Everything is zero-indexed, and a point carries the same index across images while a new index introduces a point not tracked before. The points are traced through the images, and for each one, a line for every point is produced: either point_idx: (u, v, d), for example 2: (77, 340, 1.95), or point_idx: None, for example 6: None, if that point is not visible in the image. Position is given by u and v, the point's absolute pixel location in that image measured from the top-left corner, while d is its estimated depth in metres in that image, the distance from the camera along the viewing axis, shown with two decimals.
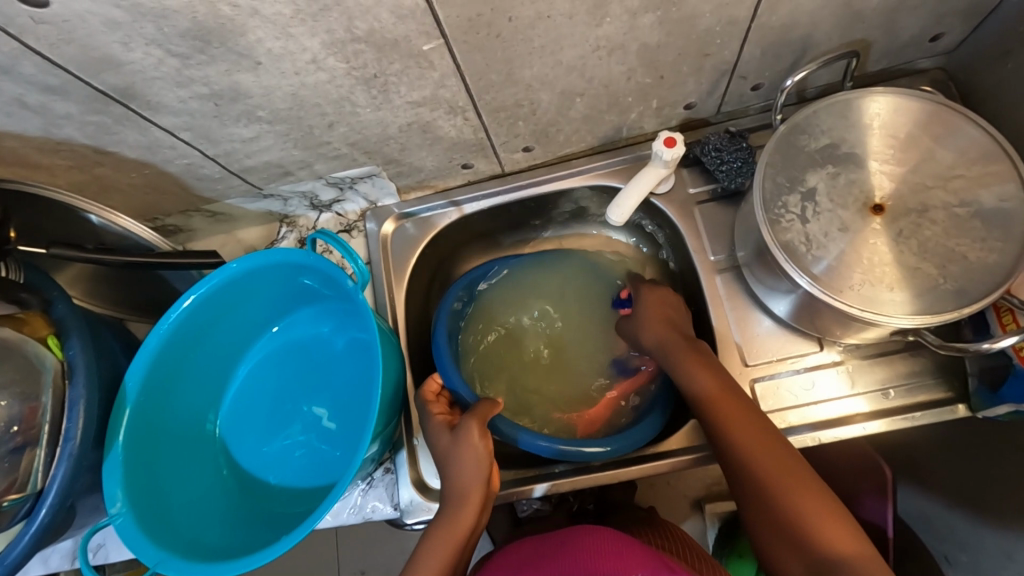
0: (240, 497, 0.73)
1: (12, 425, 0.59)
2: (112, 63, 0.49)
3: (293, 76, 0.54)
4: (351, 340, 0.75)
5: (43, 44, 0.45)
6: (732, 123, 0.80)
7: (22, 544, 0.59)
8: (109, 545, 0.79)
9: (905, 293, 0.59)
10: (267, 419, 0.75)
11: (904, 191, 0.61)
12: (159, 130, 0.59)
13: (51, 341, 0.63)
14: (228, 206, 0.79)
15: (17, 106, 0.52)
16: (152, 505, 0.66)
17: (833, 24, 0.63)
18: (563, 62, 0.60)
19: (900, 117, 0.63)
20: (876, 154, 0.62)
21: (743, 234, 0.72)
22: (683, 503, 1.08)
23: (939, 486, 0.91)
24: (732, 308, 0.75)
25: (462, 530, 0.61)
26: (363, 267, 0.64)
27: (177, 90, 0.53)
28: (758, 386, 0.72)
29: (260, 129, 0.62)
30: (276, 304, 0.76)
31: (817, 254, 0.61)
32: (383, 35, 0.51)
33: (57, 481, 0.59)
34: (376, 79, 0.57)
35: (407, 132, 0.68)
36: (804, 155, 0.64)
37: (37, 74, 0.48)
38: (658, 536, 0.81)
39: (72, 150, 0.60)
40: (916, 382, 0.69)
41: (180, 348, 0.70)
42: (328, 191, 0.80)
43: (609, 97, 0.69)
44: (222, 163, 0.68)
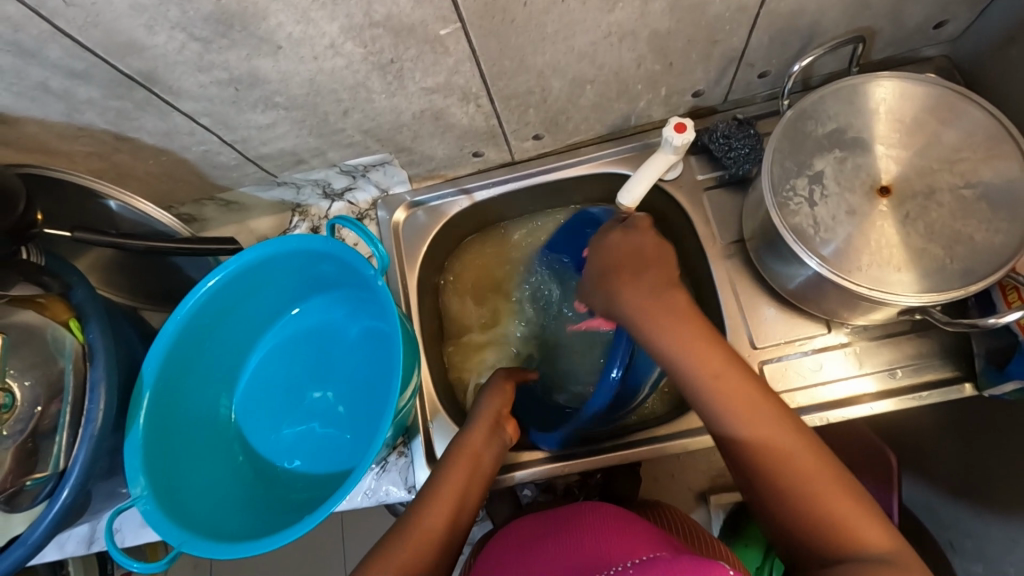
0: (256, 483, 0.74)
1: (35, 406, 0.61)
2: (136, 47, 0.50)
3: (311, 61, 0.55)
4: (365, 327, 0.76)
5: (71, 27, 0.46)
6: (739, 111, 0.81)
7: (44, 524, 0.59)
8: (127, 530, 0.80)
9: (912, 273, 0.60)
10: (282, 405, 0.76)
11: (910, 173, 0.62)
12: (179, 117, 0.60)
13: (73, 325, 0.63)
14: (242, 194, 0.80)
15: (41, 91, 0.53)
16: (170, 489, 0.66)
17: (840, 11, 0.64)
18: (574, 48, 0.61)
19: (906, 102, 0.64)
20: (882, 138, 0.63)
21: (750, 220, 0.73)
22: (688, 496, 1.09)
23: (943, 471, 0.92)
24: (741, 292, 0.76)
25: (461, 480, 0.61)
26: (382, 251, 0.65)
27: (197, 74, 0.54)
28: (767, 368, 0.73)
29: (276, 115, 0.63)
30: (291, 292, 0.77)
31: (825, 236, 0.62)
32: (401, 20, 0.52)
33: (79, 461, 0.60)
34: (393, 65, 0.58)
35: (420, 119, 0.69)
36: (812, 140, 0.65)
37: (63, 58, 0.49)
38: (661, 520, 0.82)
39: (92, 136, 0.61)
40: (923, 363, 0.70)
41: (198, 334, 0.71)
42: (341, 179, 0.81)
43: (619, 84, 0.70)
44: (238, 151, 0.69)
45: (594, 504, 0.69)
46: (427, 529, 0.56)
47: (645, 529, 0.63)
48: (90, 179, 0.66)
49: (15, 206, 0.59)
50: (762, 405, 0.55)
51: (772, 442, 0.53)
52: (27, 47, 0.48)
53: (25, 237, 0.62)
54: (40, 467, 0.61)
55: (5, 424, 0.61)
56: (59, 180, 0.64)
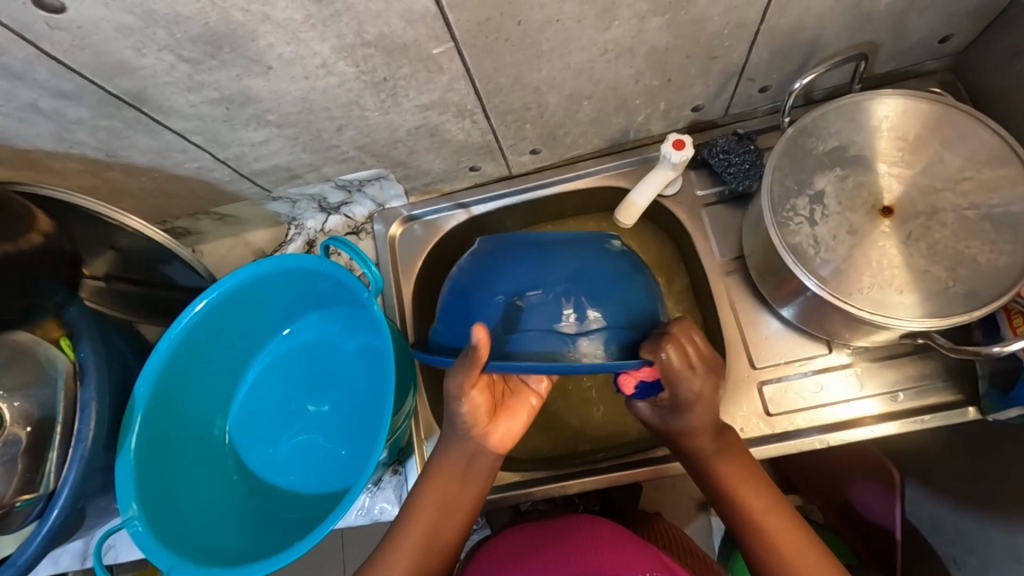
0: (250, 502, 0.74)
1: (26, 425, 0.61)
2: (125, 68, 0.49)
3: (303, 80, 0.55)
4: (361, 345, 0.75)
5: (58, 50, 0.46)
6: (740, 125, 0.79)
7: (34, 546, 0.59)
8: (121, 546, 0.79)
9: (914, 295, 0.59)
10: (277, 425, 0.76)
11: (913, 193, 0.61)
12: (171, 135, 0.60)
13: (64, 343, 0.64)
14: (238, 208, 0.79)
15: (29, 111, 0.52)
16: (161, 511, 0.66)
17: (841, 26, 0.63)
18: (571, 65, 0.61)
19: (910, 119, 0.63)
20: (885, 156, 0.62)
21: (751, 237, 0.72)
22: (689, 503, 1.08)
23: (948, 487, 0.90)
24: (741, 310, 0.75)
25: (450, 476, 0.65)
26: (376, 273, 0.63)
27: (188, 94, 0.54)
28: (767, 388, 0.72)
29: (270, 132, 0.63)
30: (285, 310, 0.76)
31: (826, 257, 0.61)
32: (393, 39, 0.51)
33: (69, 482, 0.60)
34: (386, 83, 0.58)
35: (415, 135, 0.69)
36: (813, 158, 0.64)
37: (51, 80, 0.49)
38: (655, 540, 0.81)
39: (83, 154, 0.61)
40: (925, 385, 0.69)
41: (190, 355, 0.70)
42: (337, 193, 0.80)
43: (617, 99, 0.69)
44: (232, 167, 0.68)
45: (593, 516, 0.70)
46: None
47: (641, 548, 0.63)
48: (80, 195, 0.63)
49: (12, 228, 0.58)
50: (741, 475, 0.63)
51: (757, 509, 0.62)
52: (13, 70, 0.47)
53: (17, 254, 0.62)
54: (25, 492, 0.60)
55: None
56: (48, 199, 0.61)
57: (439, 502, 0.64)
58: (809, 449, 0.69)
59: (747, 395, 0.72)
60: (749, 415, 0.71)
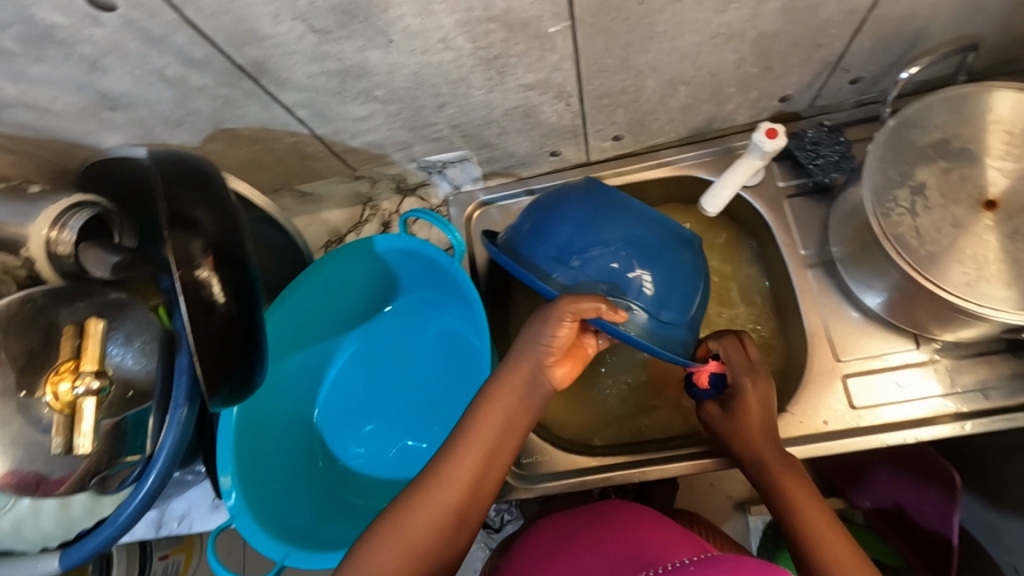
0: (341, 485, 0.76)
1: (128, 390, 0.60)
2: (257, 36, 0.50)
3: (420, 55, 0.55)
4: (441, 331, 0.78)
5: (201, 15, 0.46)
6: (825, 117, 0.79)
7: (131, 507, 0.60)
8: (194, 514, 0.81)
9: (1018, 290, 0.58)
10: (363, 411, 0.78)
11: (1021, 188, 0.60)
12: (280, 107, 0.61)
13: (160, 310, 0.64)
14: (321, 185, 0.80)
15: (155, 77, 0.53)
16: (259, 486, 0.67)
17: (952, 18, 0.62)
18: (678, 49, 0.61)
19: (1020, 113, 0.62)
20: (993, 150, 0.61)
21: (838, 227, 0.71)
22: (724, 503, 1.07)
23: (1011, 491, 0.89)
24: (824, 302, 0.74)
25: (495, 421, 0.54)
26: (458, 238, 0.67)
27: (308, 65, 0.54)
28: (850, 382, 0.71)
29: (373, 108, 0.63)
30: (369, 297, 0.78)
31: (929, 248, 0.60)
32: (518, 15, 0.52)
33: (166, 447, 0.59)
34: (497, 60, 0.58)
35: (510, 116, 0.69)
36: (915, 150, 0.63)
37: (185, 46, 0.50)
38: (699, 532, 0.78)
39: (192, 124, 0.62)
40: (1016, 384, 0.68)
41: (285, 342, 0.72)
42: (418, 174, 0.81)
43: (712, 86, 0.69)
44: (328, 143, 0.69)
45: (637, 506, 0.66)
46: (443, 497, 0.50)
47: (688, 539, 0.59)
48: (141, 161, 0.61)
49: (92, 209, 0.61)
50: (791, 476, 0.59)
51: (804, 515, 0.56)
52: (153, 34, 0.48)
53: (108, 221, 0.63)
54: (128, 453, 0.60)
55: (102, 407, 0.58)
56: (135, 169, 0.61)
57: (502, 424, 0.55)
58: (893, 443, 0.68)
59: (829, 388, 0.71)
60: (831, 407, 0.71)
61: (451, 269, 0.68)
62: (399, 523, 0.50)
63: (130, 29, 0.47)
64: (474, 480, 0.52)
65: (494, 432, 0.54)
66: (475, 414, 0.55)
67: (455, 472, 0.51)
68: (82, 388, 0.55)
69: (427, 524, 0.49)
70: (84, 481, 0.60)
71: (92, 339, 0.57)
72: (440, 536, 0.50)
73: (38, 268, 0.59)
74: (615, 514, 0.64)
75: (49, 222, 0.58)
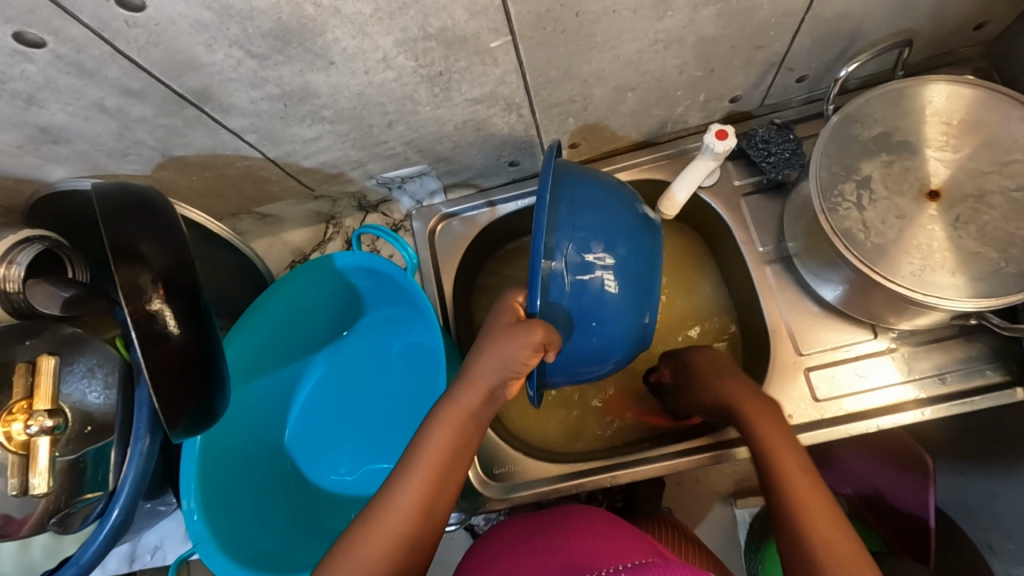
0: (312, 505, 0.76)
1: (85, 426, 0.59)
2: (193, 65, 0.50)
3: (362, 75, 0.55)
4: (407, 345, 0.78)
5: (132, 47, 0.46)
6: (775, 115, 0.80)
7: (94, 545, 0.59)
8: (167, 545, 0.80)
9: (964, 277, 0.59)
10: (333, 430, 0.78)
11: (960, 176, 0.62)
12: (226, 133, 0.60)
13: (117, 342, 0.63)
14: (280, 207, 0.80)
15: (95, 110, 0.53)
16: (225, 516, 0.67)
17: (885, 15, 0.64)
18: (621, 57, 0.61)
19: (954, 104, 0.64)
20: (931, 141, 0.63)
21: (792, 223, 0.73)
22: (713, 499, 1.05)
23: (981, 472, 0.91)
24: (783, 298, 0.75)
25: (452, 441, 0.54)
26: (409, 250, 0.69)
27: (250, 91, 0.54)
28: (812, 374, 0.72)
29: (322, 129, 0.63)
30: (333, 316, 0.78)
31: (875, 241, 0.61)
32: (455, 32, 0.52)
33: (128, 481, 0.58)
34: (441, 77, 0.58)
35: (462, 130, 0.69)
36: (858, 144, 0.65)
37: (121, 78, 0.49)
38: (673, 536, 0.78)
39: (138, 154, 0.61)
40: (971, 367, 0.69)
41: (250, 367, 0.72)
42: (377, 191, 0.81)
43: (660, 91, 0.70)
44: (281, 165, 0.69)
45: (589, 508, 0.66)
46: (395, 526, 0.50)
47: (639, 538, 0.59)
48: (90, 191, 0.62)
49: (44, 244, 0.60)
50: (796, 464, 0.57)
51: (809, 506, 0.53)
52: (86, 68, 0.47)
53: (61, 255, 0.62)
54: (88, 489, 0.60)
55: (58, 445, 0.58)
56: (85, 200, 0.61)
57: (453, 447, 0.54)
58: (857, 433, 0.69)
59: (792, 382, 0.72)
60: (795, 401, 0.72)
61: (406, 282, 0.68)
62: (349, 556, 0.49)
63: (61, 64, 0.47)
64: (425, 505, 0.52)
65: (443, 459, 0.53)
66: (426, 440, 0.54)
67: (400, 502, 0.51)
68: (36, 427, 0.55)
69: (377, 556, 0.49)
70: (44, 522, 0.59)
71: (44, 376, 0.56)
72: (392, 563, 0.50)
73: None
74: (571, 520, 0.63)
75: None
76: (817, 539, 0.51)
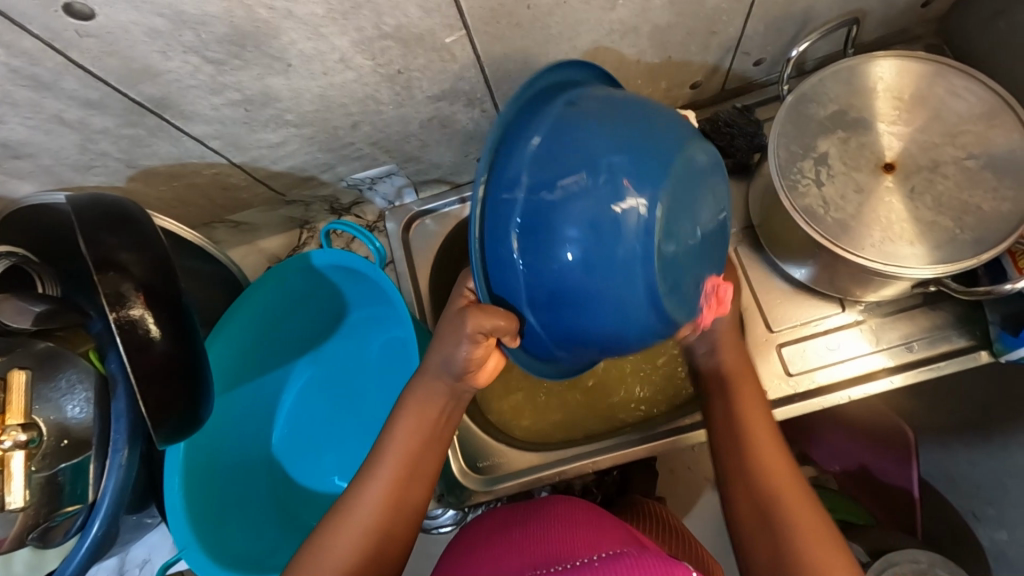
0: (302, 508, 0.77)
1: (61, 438, 0.60)
2: (150, 73, 0.50)
3: (322, 76, 0.56)
4: (384, 343, 0.79)
5: (86, 58, 0.47)
6: (737, 100, 0.82)
7: (78, 558, 0.59)
8: (156, 558, 0.80)
9: (923, 246, 0.61)
10: (319, 433, 0.79)
11: (913, 149, 0.64)
12: (191, 140, 0.61)
13: (91, 355, 0.63)
14: (253, 214, 0.80)
15: (55, 122, 0.53)
16: (212, 524, 0.67)
17: None
18: (578, 48, 0.63)
19: (904, 79, 0.65)
20: (884, 116, 0.65)
21: (757, 204, 0.74)
22: (704, 486, 1.05)
23: (959, 439, 0.93)
24: (753, 277, 0.77)
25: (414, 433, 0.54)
26: (378, 247, 0.70)
27: (211, 97, 0.55)
28: (785, 351, 0.74)
29: (287, 133, 0.64)
30: (310, 321, 0.79)
31: (836, 216, 0.63)
32: (410, 29, 0.53)
33: (108, 493, 0.58)
34: (401, 75, 0.59)
35: (427, 128, 0.70)
36: (815, 123, 0.66)
37: (78, 89, 0.50)
38: (653, 522, 0.80)
39: (104, 166, 0.61)
40: (938, 334, 0.71)
41: (231, 378, 0.72)
42: (349, 193, 0.81)
43: (620, 81, 0.71)
44: (249, 171, 0.69)
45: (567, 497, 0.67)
46: (364, 519, 0.52)
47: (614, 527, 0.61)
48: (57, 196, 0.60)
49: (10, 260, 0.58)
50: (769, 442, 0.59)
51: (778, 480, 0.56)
52: (42, 80, 0.48)
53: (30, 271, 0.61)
54: (67, 503, 0.60)
55: (35, 459, 0.58)
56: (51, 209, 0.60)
57: (420, 439, 0.55)
58: (831, 405, 0.71)
59: (765, 359, 0.74)
60: (769, 378, 0.73)
61: (376, 276, 0.69)
62: (320, 552, 0.50)
63: (17, 77, 0.47)
64: (396, 496, 0.53)
65: (415, 449, 0.54)
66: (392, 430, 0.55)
67: (371, 494, 0.52)
68: (9, 442, 0.55)
69: (347, 554, 0.50)
70: (24, 537, 0.59)
71: (15, 392, 0.56)
72: (369, 557, 0.51)
73: None
74: (547, 509, 0.64)
75: None
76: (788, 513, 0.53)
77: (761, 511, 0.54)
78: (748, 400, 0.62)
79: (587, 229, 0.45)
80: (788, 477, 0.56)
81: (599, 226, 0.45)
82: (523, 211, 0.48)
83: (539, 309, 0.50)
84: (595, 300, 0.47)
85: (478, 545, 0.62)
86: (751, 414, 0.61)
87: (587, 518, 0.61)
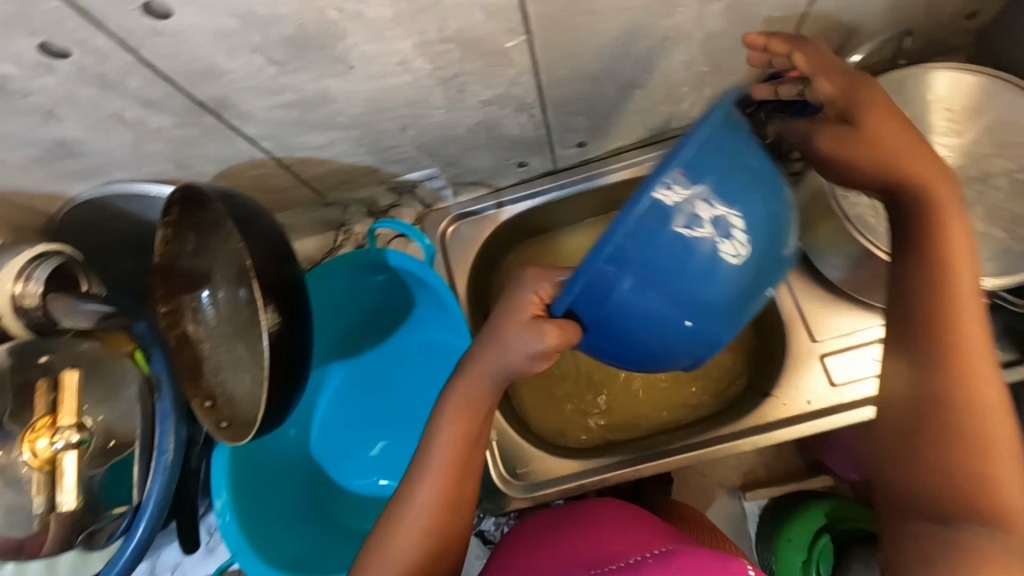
0: (342, 507, 0.77)
1: (109, 440, 0.59)
2: (214, 73, 0.50)
3: (379, 79, 0.56)
4: (422, 340, 0.79)
5: (155, 56, 0.46)
6: None
7: (123, 561, 0.58)
8: (186, 563, 0.78)
9: (974, 257, 0.61)
10: (354, 432, 0.79)
11: (963, 160, 0.64)
12: (243, 141, 0.60)
13: (136, 356, 0.63)
14: (290, 215, 0.79)
15: (112, 122, 0.52)
16: (260, 526, 0.67)
17: (883, 9, 0.66)
18: (626, 55, 0.62)
19: (958, 90, 0.65)
20: (935, 128, 0.65)
21: None
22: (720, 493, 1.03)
23: None
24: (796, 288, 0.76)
25: (460, 437, 0.52)
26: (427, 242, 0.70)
27: (267, 98, 0.54)
28: (829, 361, 0.73)
29: (336, 135, 0.63)
30: (346, 319, 0.79)
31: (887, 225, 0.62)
32: (471, 33, 0.53)
33: (154, 494, 0.58)
34: (456, 79, 0.59)
35: (473, 132, 0.70)
36: None
37: (142, 88, 0.49)
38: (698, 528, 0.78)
39: (153, 166, 0.61)
40: None
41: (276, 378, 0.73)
42: (387, 196, 0.81)
43: (666, 87, 0.71)
44: (293, 172, 0.69)
45: (616, 503, 0.65)
46: (420, 522, 0.51)
47: (664, 535, 0.58)
48: (107, 188, 0.61)
49: (61, 260, 0.59)
50: (971, 319, 0.42)
51: (973, 354, 0.42)
52: (108, 79, 0.47)
53: (77, 270, 0.61)
54: (112, 505, 0.59)
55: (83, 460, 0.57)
56: (104, 200, 0.62)
57: (466, 438, 0.53)
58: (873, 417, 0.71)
59: (808, 368, 0.73)
60: (811, 387, 0.73)
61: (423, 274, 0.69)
62: (382, 553, 0.50)
63: (83, 75, 0.46)
64: (450, 494, 0.52)
65: (459, 449, 0.52)
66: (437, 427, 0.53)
67: (420, 498, 0.51)
68: (61, 443, 0.54)
69: (410, 555, 0.50)
70: (71, 540, 0.57)
71: (69, 393, 0.55)
72: (433, 554, 0.50)
73: (7, 323, 0.57)
74: (592, 513, 0.63)
75: (13, 275, 0.56)
76: (965, 371, 0.41)
77: (917, 366, 0.43)
78: (958, 275, 0.43)
79: (686, 280, 0.42)
80: (980, 347, 0.42)
81: (697, 274, 0.42)
82: (658, 227, 0.40)
83: (606, 310, 0.44)
84: (641, 335, 0.46)
85: (523, 551, 0.60)
86: (966, 296, 0.42)
87: (639, 530, 0.57)
